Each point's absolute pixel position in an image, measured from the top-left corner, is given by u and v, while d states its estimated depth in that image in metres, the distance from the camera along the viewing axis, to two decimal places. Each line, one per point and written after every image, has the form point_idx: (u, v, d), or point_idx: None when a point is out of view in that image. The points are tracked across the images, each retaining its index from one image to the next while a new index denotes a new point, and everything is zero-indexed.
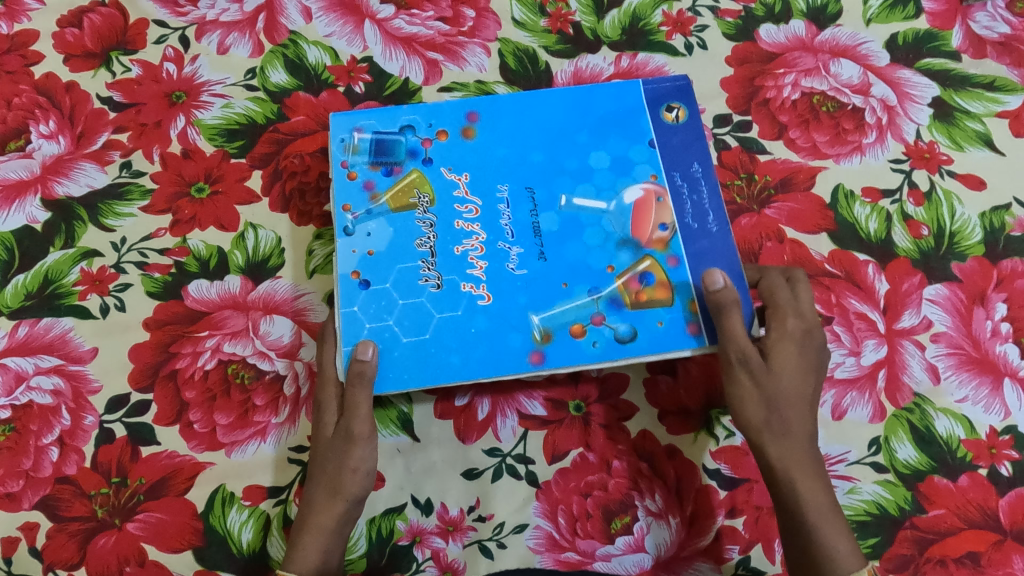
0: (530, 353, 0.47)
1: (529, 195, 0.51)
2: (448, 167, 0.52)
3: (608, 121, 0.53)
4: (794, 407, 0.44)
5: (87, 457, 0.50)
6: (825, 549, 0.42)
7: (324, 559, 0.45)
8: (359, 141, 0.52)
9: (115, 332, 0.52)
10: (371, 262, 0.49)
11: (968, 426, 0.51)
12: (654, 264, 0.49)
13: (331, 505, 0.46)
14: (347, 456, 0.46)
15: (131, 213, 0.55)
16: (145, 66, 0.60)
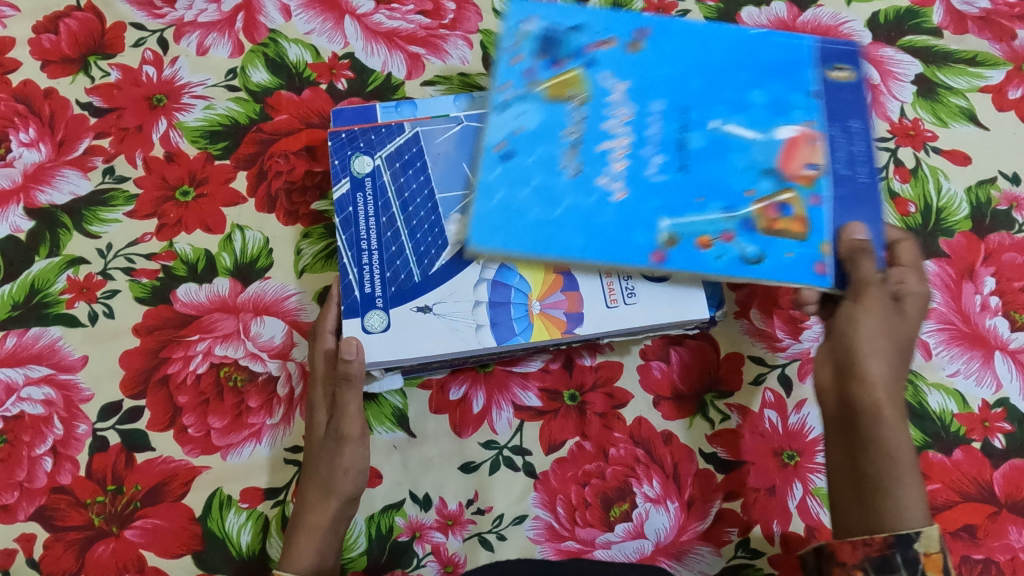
0: (652, 251, 0.48)
1: (682, 114, 0.51)
2: (611, 72, 0.52)
3: (775, 66, 0.51)
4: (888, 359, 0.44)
5: (82, 466, 0.49)
6: (899, 500, 0.39)
7: (319, 558, 0.45)
8: (530, 30, 0.53)
9: (104, 339, 0.52)
10: (517, 141, 0.51)
11: (960, 400, 0.51)
12: (795, 197, 0.48)
13: (325, 504, 0.46)
14: (339, 455, 0.47)
15: (116, 219, 0.55)
16: (124, 70, 0.59)
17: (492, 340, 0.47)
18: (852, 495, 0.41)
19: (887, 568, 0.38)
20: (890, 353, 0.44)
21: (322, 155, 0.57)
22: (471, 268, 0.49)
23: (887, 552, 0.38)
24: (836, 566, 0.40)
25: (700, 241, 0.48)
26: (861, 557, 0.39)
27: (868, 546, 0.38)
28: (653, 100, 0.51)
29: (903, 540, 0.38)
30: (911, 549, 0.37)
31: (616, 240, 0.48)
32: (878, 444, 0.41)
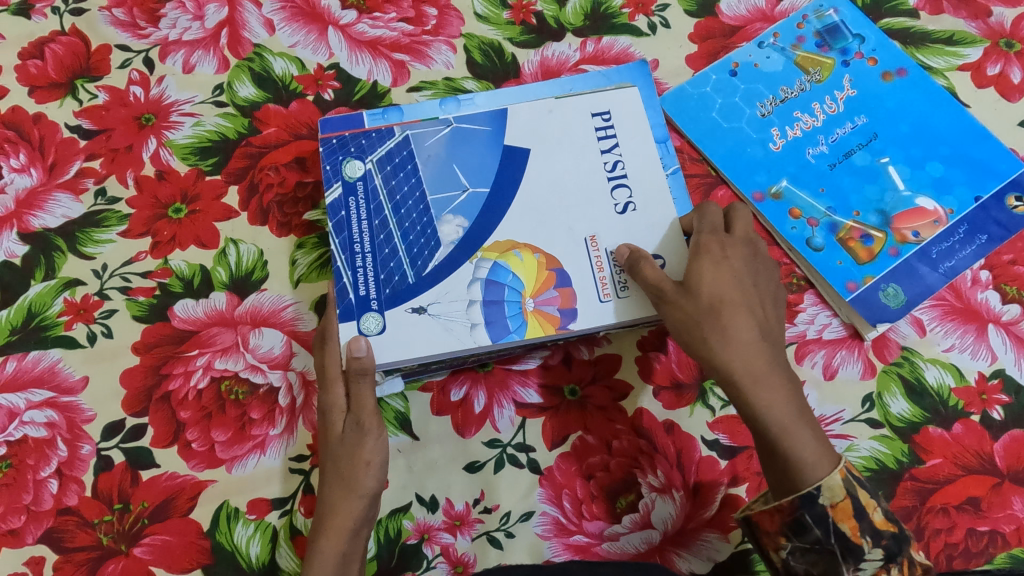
0: (754, 190, 0.56)
1: (872, 136, 0.57)
2: (850, 78, 0.59)
3: (972, 152, 0.56)
4: (732, 317, 0.43)
5: (88, 486, 0.49)
6: (792, 456, 0.40)
7: (343, 561, 0.44)
8: (828, 14, 0.61)
9: (104, 359, 0.52)
10: (748, 71, 0.60)
11: (957, 375, 0.51)
12: (881, 239, 0.54)
13: (350, 503, 0.46)
14: (360, 448, 0.47)
15: (110, 239, 0.55)
16: (111, 92, 0.59)
17: (487, 338, 0.48)
18: (765, 464, 0.42)
19: (803, 531, 0.40)
20: (722, 322, 0.43)
21: (312, 165, 0.58)
22: (465, 267, 0.50)
23: (797, 514, 0.40)
24: (763, 537, 0.42)
25: (793, 209, 0.56)
26: (779, 526, 0.40)
27: (781, 512, 0.40)
28: (898, 125, 0.57)
29: (806, 501, 0.39)
30: (818, 505, 0.39)
31: (746, 165, 0.57)
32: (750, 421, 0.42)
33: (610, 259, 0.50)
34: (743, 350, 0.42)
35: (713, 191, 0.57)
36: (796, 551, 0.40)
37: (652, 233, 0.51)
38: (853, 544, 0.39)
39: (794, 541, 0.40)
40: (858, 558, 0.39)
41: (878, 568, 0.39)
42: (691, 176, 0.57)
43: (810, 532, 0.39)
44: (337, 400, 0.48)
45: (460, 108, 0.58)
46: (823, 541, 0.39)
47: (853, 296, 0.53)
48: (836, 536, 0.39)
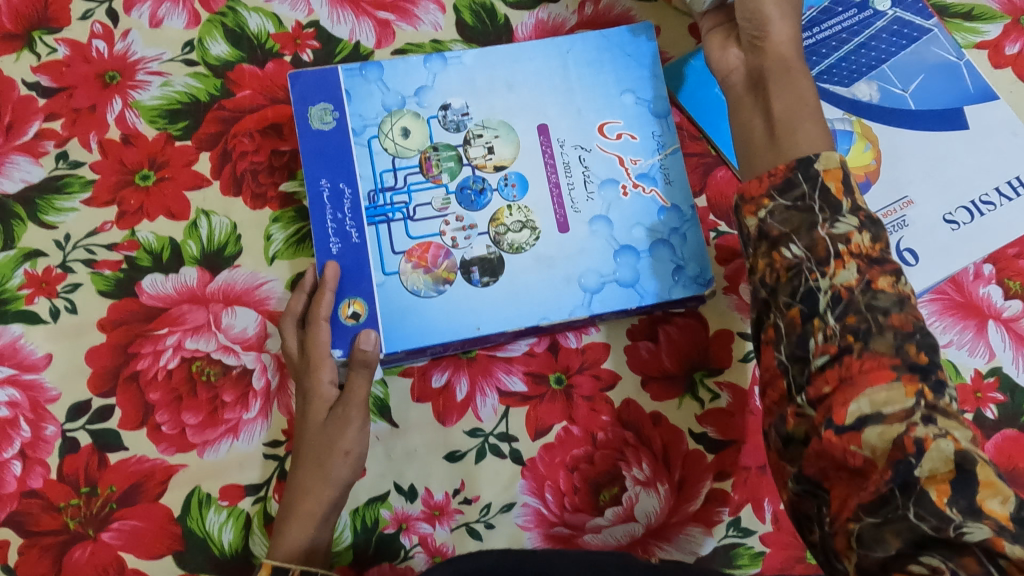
0: None
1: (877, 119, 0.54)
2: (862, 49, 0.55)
3: (987, 132, 0.52)
4: (790, 68, 0.45)
5: (53, 469, 0.47)
6: (799, 141, 0.41)
7: (309, 549, 0.43)
8: None
9: (69, 336, 0.50)
10: None
11: (953, 371, 0.50)
12: None
13: (322, 492, 0.44)
14: (341, 437, 0.45)
15: (73, 207, 0.52)
16: (72, 46, 0.55)
17: None
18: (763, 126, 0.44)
19: (791, 188, 0.38)
20: (797, 76, 0.45)
21: (289, 132, 0.54)
22: None
23: (790, 175, 0.38)
24: (746, 205, 0.39)
25: None
26: (766, 188, 0.39)
27: (772, 176, 0.39)
28: (907, 95, 0.54)
29: (802, 163, 0.38)
30: (812, 168, 0.38)
31: None
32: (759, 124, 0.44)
33: (899, 222, 0.51)
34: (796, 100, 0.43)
35: (713, 171, 0.54)
36: (777, 211, 0.38)
37: (942, 254, 0.51)
38: (834, 200, 0.36)
39: (777, 200, 0.38)
40: (836, 213, 0.36)
41: (852, 228, 0.35)
42: (690, 155, 0.54)
43: (796, 189, 0.38)
44: (326, 387, 0.46)
45: (446, 67, 0.52)
46: (807, 197, 0.37)
47: None
48: (821, 192, 0.37)
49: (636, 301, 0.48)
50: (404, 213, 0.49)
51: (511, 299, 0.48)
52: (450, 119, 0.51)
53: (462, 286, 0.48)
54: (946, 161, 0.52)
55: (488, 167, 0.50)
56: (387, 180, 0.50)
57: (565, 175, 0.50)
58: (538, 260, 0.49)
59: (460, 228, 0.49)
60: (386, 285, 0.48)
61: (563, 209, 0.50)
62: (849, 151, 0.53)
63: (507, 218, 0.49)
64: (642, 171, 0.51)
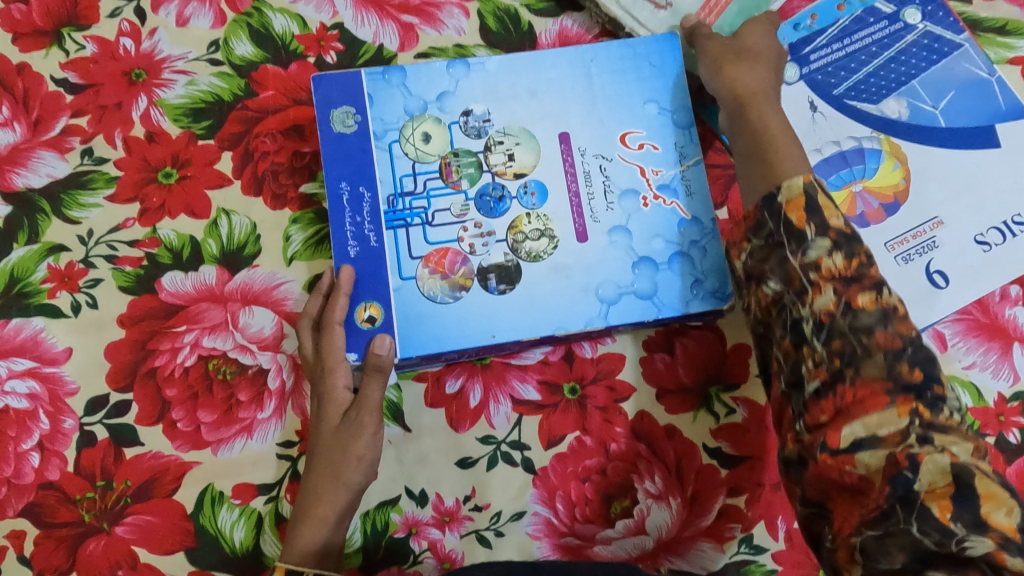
0: None
1: None
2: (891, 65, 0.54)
3: (1017, 151, 0.51)
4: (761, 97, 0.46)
5: (70, 462, 0.48)
6: (779, 162, 0.42)
7: (323, 551, 0.43)
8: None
9: (89, 330, 0.50)
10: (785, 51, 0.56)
11: (975, 394, 0.49)
12: None
13: (335, 496, 0.44)
14: (354, 442, 0.45)
15: (96, 203, 0.53)
16: (100, 43, 0.56)
17: None
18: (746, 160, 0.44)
19: (761, 227, 0.39)
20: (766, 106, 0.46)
21: (311, 133, 0.54)
22: None
23: (759, 214, 0.40)
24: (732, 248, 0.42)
25: None
26: (744, 230, 0.40)
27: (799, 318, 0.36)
28: (937, 112, 0.53)
29: (767, 201, 0.39)
30: (776, 203, 0.39)
31: None
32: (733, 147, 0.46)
33: (926, 243, 0.50)
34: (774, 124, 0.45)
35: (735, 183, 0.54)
36: (755, 252, 0.39)
37: (973, 276, 0.50)
38: (798, 230, 0.37)
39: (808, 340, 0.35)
40: (803, 243, 0.37)
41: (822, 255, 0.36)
42: (712, 166, 0.54)
43: (765, 226, 0.39)
44: (340, 392, 0.46)
45: (469, 72, 0.52)
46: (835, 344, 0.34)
47: None
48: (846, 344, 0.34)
49: (654, 313, 0.48)
50: (423, 218, 0.49)
51: (527, 308, 0.48)
52: (471, 125, 0.51)
53: (478, 293, 0.48)
54: (978, 179, 0.51)
55: (507, 174, 0.50)
56: (407, 185, 0.50)
57: (585, 184, 0.50)
58: (556, 269, 0.48)
59: (477, 235, 0.49)
60: (403, 289, 0.48)
61: (582, 218, 0.49)
62: (876, 170, 0.52)
63: (525, 226, 0.49)
64: (663, 181, 0.50)
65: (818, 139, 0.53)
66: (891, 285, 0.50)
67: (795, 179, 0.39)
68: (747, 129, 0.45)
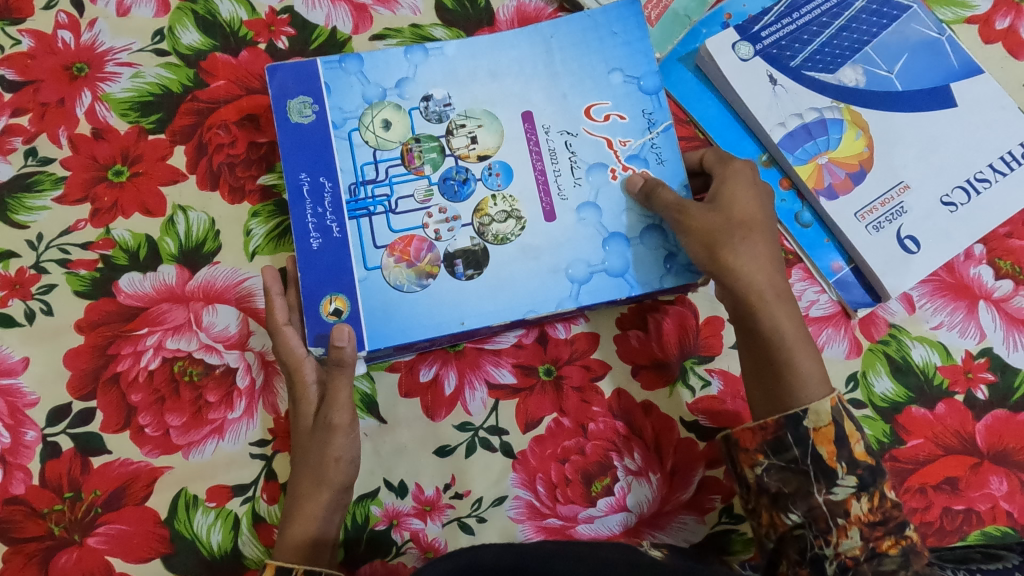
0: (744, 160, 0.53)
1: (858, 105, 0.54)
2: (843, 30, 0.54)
3: (973, 109, 0.52)
4: (753, 225, 0.44)
5: (34, 475, 0.47)
6: (800, 372, 0.40)
7: (314, 548, 0.43)
8: None
9: (45, 338, 0.49)
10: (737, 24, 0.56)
11: (944, 353, 0.50)
12: None
13: (318, 494, 0.44)
14: (328, 442, 0.44)
15: (44, 205, 0.51)
16: (37, 37, 0.53)
17: None
18: (756, 375, 0.42)
19: (783, 448, 0.39)
20: (758, 239, 0.43)
21: (267, 123, 0.53)
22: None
23: (780, 432, 0.39)
24: (741, 454, 0.41)
25: (783, 181, 0.53)
26: (759, 442, 0.40)
27: (763, 429, 0.40)
28: (893, 76, 0.53)
29: (791, 420, 0.39)
30: (801, 427, 0.39)
31: (736, 131, 0.54)
32: (743, 291, 0.42)
33: (893, 210, 0.51)
34: (764, 269, 0.42)
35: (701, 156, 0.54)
36: (772, 469, 0.40)
37: (941, 237, 0.50)
38: (829, 469, 0.38)
39: (771, 458, 0.40)
40: (832, 481, 0.38)
41: (850, 495, 0.38)
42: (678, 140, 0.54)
43: (788, 450, 0.39)
44: (310, 388, 0.45)
45: (427, 58, 0.50)
46: (800, 461, 0.39)
47: (837, 278, 0.51)
48: (812, 457, 0.38)
49: (627, 289, 0.47)
50: (386, 205, 0.48)
51: (496, 291, 0.47)
52: (432, 109, 0.50)
53: (446, 281, 0.47)
54: (938, 140, 0.51)
55: (471, 157, 0.49)
56: (369, 173, 0.48)
57: (551, 162, 0.49)
58: (524, 250, 0.47)
59: (443, 220, 0.48)
60: (368, 280, 0.46)
61: (549, 197, 0.48)
62: (840, 140, 0.52)
63: (491, 208, 0.48)
64: (631, 153, 0.49)
65: (781, 111, 0.52)
66: (862, 255, 0.50)
67: (820, 403, 0.39)
68: (764, 343, 0.41)
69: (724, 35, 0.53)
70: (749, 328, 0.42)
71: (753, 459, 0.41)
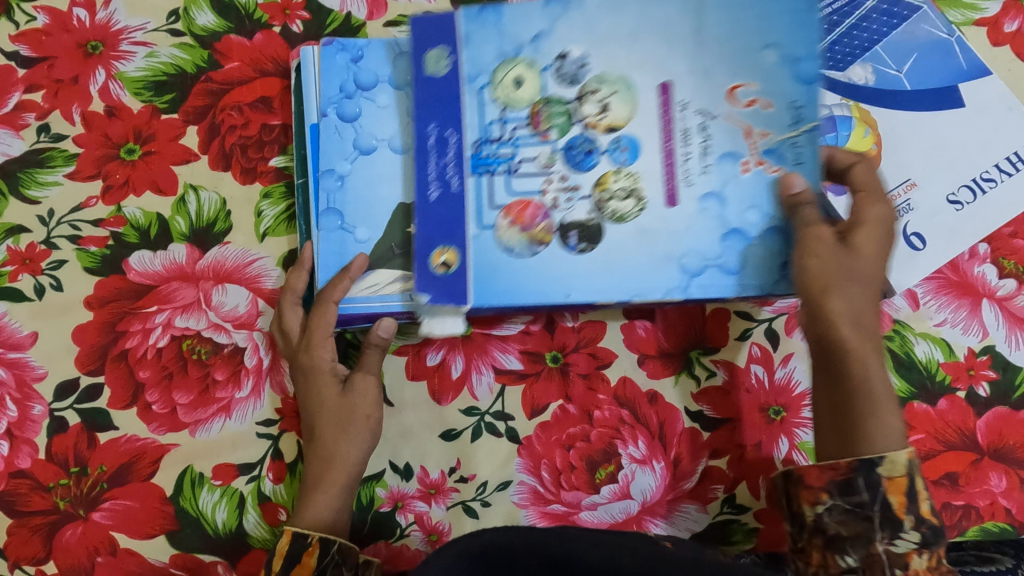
0: None
1: None
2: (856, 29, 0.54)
3: (982, 109, 0.52)
4: (868, 265, 0.40)
5: (41, 449, 0.47)
6: (877, 421, 0.38)
7: (337, 515, 0.43)
8: None
9: (54, 313, 0.49)
10: None
11: (947, 349, 0.50)
12: None
13: (343, 460, 0.44)
14: (360, 405, 0.45)
15: (56, 182, 0.51)
16: (52, 14, 0.53)
17: None
18: (828, 412, 0.40)
19: (851, 491, 0.37)
20: (867, 284, 0.40)
21: (279, 105, 0.53)
22: None
23: (851, 475, 0.37)
24: (802, 490, 0.39)
25: None
26: (827, 481, 0.38)
27: (834, 469, 0.38)
28: (902, 76, 0.53)
29: (865, 463, 0.37)
30: (875, 473, 0.37)
31: None
32: (841, 336, 0.38)
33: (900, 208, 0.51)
34: (863, 311, 0.39)
35: None
36: (835, 509, 0.37)
37: (947, 236, 0.51)
38: (896, 517, 0.36)
39: (836, 499, 0.37)
40: (896, 531, 0.36)
41: (910, 549, 0.36)
42: None
43: (856, 493, 0.37)
44: (327, 363, 0.46)
45: (568, 11, 0.46)
46: (867, 506, 0.37)
47: None
48: (881, 504, 0.36)
49: (742, 291, 0.43)
50: (506, 165, 0.45)
51: (602, 270, 0.44)
52: (566, 69, 0.46)
53: (558, 251, 0.44)
54: (946, 139, 0.52)
55: (600, 127, 0.45)
56: (495, 133, 0.46)
57: (682, 144, 0.44)
58: (641, 233, 0.44)
59: (563, 189, 0.45)
60: (481, 237, 0.44)
61: (674, 181, 0.44)
62: (848, 137, 0.52)
63: (612, 183, 0.44)
64: (774, 145, 0.43)
65: None
66: None
67: (896, 454, 0.37)
68: (844, 386, 0.39)
69: None
70: (834, 368, 0.39)
71: (814, 496, 0.38)
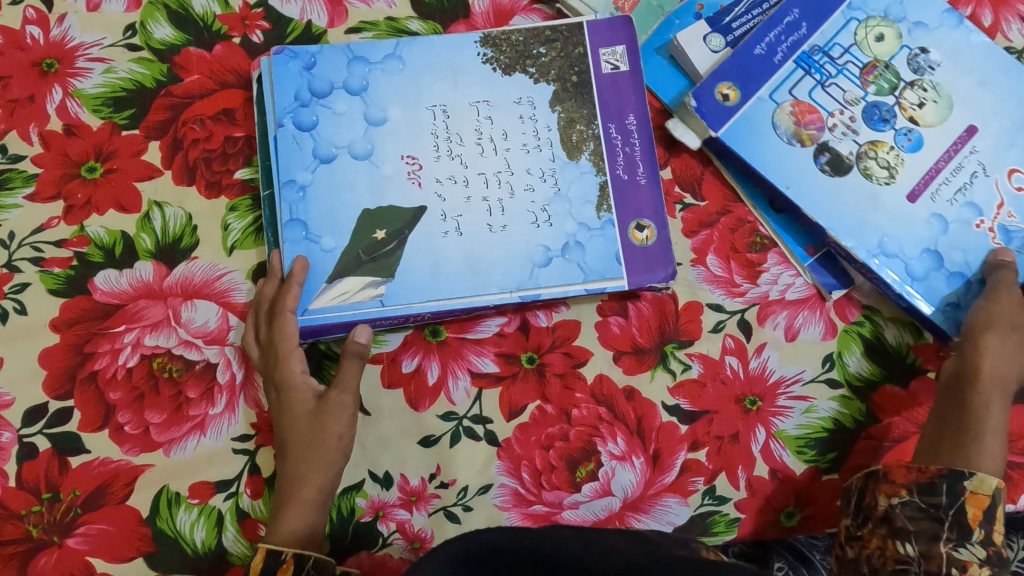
0: None
1: None
2: None
3: None
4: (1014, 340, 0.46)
5: (11, 476, 0.46)
6: (980, 448, 0.43)
7: (310, 532, 0.43)
8: None
9: (19, 337, 0.48)
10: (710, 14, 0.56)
11: (915, 332, 0.51)
12: None
13: (314, 475, 0.44)
14: (331, 421, 0.45)
15: (16, 203, 0.50)
16: (4, 32, 0.52)
17: None
18: (935, 435, 0.45)
19: (931, 492, 0.42)
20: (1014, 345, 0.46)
21: (242, 117, 0.52)
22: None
23: (936, 478, 0.42)
24: (882, 483, 0.43)
25: None
26: (910, 479, 0.42)
27: (920, 470, 0.42)
28: None
29: (953, 473, 0.42)
30: (960, 482, 0.41)
31: None
32: (980, 365, 0.45)
33: None
34: (1006, 365, 0.45)
35: (676, 147, 0.54)
36: (910, 504, 0.42)
37: None
38: (967, 525, 0.40)
39: (914, 495, 0.42)
40: (963, 538, 0.40)
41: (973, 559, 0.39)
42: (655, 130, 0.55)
43: (936, 495, 0.41)
44: (298, 379, 0.46)
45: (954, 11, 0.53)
46: (942, 508, 0.41)
47: (811, 262, 0.52)
48: (957, 510, 0.41)
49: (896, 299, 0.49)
50: (822, 76, 0.52)
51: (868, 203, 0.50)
52: (919, 60, 0.52)
53: (806, 155, 0.51)
54: None
55: (907, 113, 0.51)
56: (833, 51, 0.52)
57: (950, 172, 0.50)
58: (870, 198, 0.50)
59: (846, 121, 0.51)
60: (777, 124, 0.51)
61: (924, 185, 0.50)
62: None
63: (883, 151, 0.50)
64: (1011, 224, 0.49)
65: None
66: None
67: (988, 478, 0.41)
68: (961, 413, 0.45)
69: (696, 27, 0.54)
70: (962, 391, 0.45)
71: (892, 489, 0.43)
